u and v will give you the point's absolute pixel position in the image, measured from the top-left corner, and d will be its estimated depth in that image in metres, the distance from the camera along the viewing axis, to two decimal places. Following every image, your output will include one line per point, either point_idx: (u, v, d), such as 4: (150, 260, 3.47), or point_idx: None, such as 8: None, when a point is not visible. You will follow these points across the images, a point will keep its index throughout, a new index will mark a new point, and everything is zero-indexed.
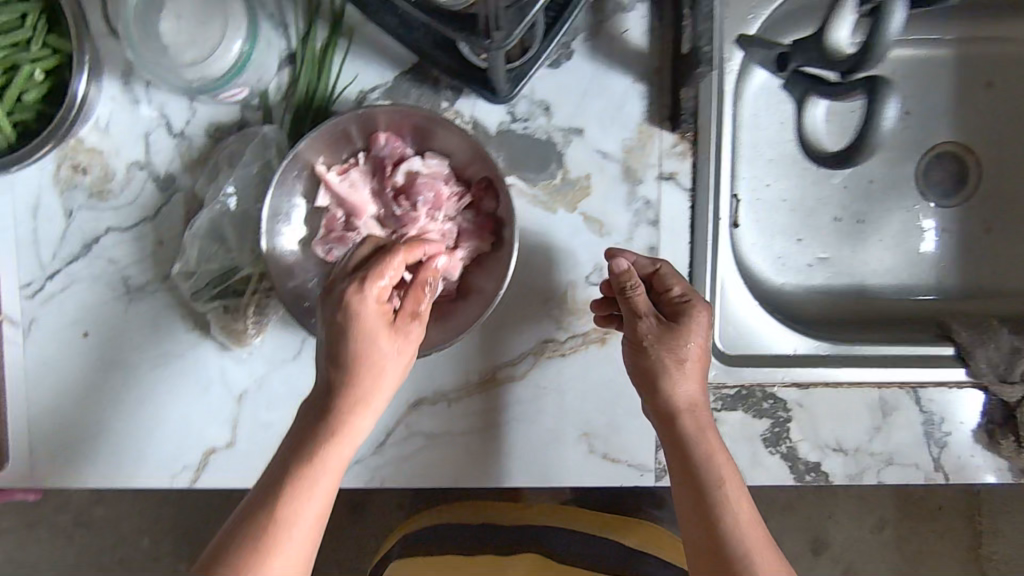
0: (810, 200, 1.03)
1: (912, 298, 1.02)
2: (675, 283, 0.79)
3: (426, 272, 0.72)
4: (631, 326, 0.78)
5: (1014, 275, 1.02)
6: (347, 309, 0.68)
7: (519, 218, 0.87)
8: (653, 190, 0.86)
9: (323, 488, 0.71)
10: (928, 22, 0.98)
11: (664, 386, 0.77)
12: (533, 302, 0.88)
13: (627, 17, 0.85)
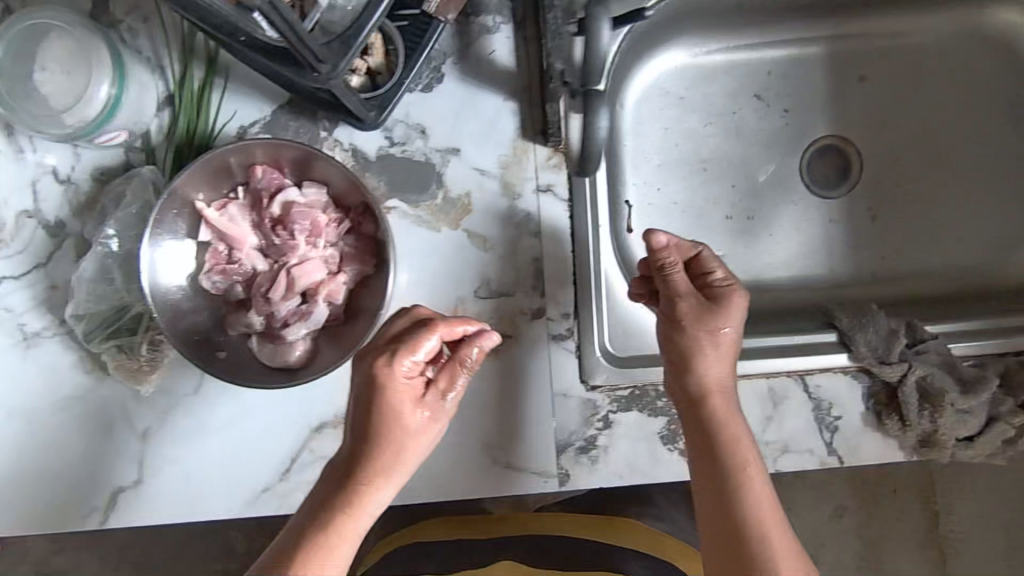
0: (701, 200, 1.04)
1: (809, 289, 1.03)
2: (716, 267, 0.82)
3: (461, 351, 0.74)
4: (668, 303, 0.81)
5: (911, 259, 1.04)
6: (377, 378, 0.71)
7: (403, 239, 0.89)
8: (532, 203, 0.89)
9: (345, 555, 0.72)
10: (792, 24, 1.03)
11: (692, 367, 0.80)
12: None
13: (492, 39, 0.88)
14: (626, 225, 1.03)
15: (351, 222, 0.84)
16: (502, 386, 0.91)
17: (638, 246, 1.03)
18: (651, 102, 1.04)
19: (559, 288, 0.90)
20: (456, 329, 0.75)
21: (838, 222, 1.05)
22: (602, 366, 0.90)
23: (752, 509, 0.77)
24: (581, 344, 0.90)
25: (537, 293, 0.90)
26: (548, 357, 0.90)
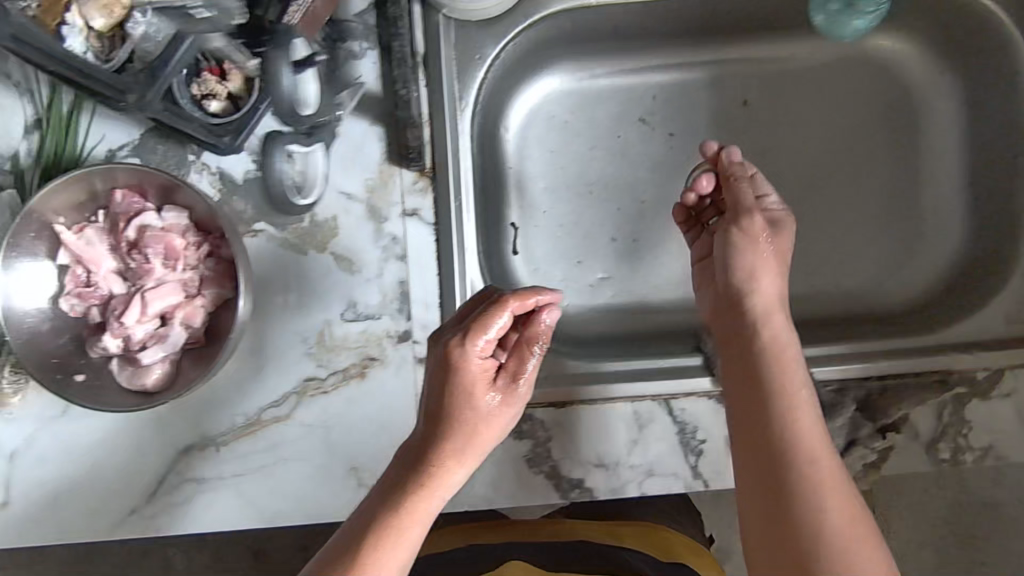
0: (586, 222, 1.05)
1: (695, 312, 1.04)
2: (769, 191, 0.91)
3: (533, 328, 0.78)
4: (733, 213, 0.88)
5: (802, 283, 1.03)
6: (452, 359, 0.74)
7: (269, 263, 0.89)
8: (398, 227, 0.89)
9: (410, 538, 0.73)
10: (675, 49, 1.04)
11: (751, 277, 0.84)
12: (292, 341, 0.90)
13: (358, 65, 0.89)
14: (512, 246, 1.03)
15: (210, 245, 0.84)
16: (370, 408, 0.91)
17: (525, 268, 1.03)
18: (537, 126, 1.04)
19: (426, 311, 0.90)
20: (527, 303, 0.77)
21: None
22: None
23: (815, 468, 0.75)
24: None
25: (404, 315, 0.90)
26: (415, 379, 0.91)
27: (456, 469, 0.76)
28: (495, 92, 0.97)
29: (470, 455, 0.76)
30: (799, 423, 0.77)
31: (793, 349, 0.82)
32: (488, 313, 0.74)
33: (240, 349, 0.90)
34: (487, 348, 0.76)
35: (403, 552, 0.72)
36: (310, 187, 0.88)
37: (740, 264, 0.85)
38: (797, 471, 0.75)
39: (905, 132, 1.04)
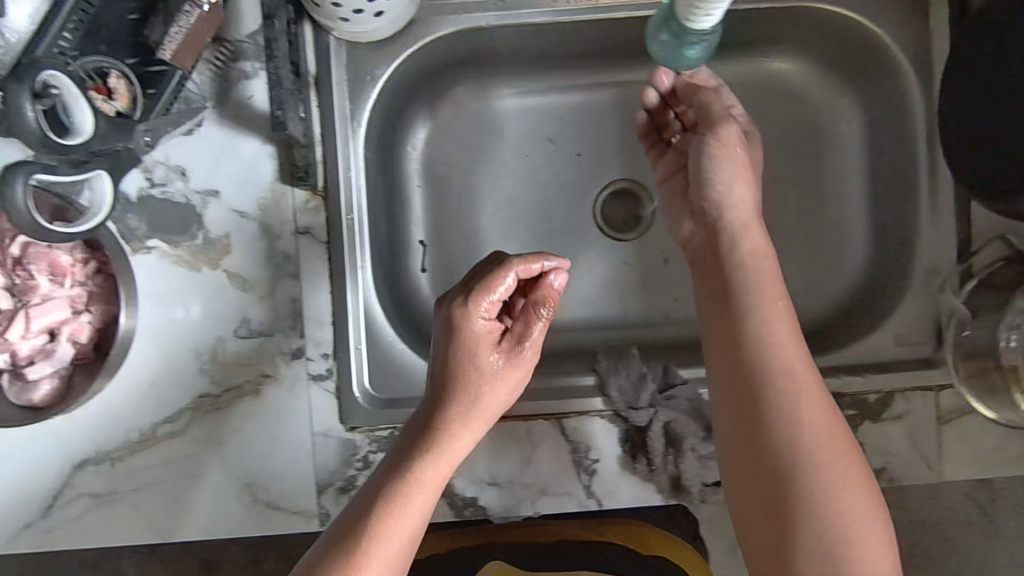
0: (492, 241, 1.06)
1: (601, 331, 1.04)
2: (734, 102, 0.94)
3: (540, 297, 0.83)
4: (705, 124, 0.91)
5: None
6: (459, 322, 0.78)
7: (161, 279, 0.90)
8: (290, 245, 0.90)
9: (416, 509, 0.74)
10: (582, 69, 1.04)
11: (721, 187, 0.88)
12: (185, 357, 0.90)
13: (248, 84, 0.89)
14: (419, 265, 1.04)
15: (98, 263, 0.85)
16: (263, 426, 0.91)
17: (432, 287, 1.04)
18: (445, 144, 1.05)
19: (319, 328, 0.91)
20: (533, 267, 0.82)
21: (631, 265, 1.06)
22: (361, 406, 0.92)
23: (797, 387, 0.76)
24: (339, 385, 0.91)
25: (296, 333, 0.91)
26: (308, 397, 0.91)
27: (460, 433, 0.78)
28: (396, 111, 0.99)
29: (476, 418, 0.79)
30: (777, 353, 0.77)
31: (770, 270, 0.83)
32: (493, 276, 0.79)
33: (131, 365, 0.90)
34: (491, 309, 0.80)
35: (420, 505, 0.74)
36: (98, 207, 0.77)
37: (717, 181, 0.88)
38: (783, 399, 0.75)
39: (812, 151, 1.03)
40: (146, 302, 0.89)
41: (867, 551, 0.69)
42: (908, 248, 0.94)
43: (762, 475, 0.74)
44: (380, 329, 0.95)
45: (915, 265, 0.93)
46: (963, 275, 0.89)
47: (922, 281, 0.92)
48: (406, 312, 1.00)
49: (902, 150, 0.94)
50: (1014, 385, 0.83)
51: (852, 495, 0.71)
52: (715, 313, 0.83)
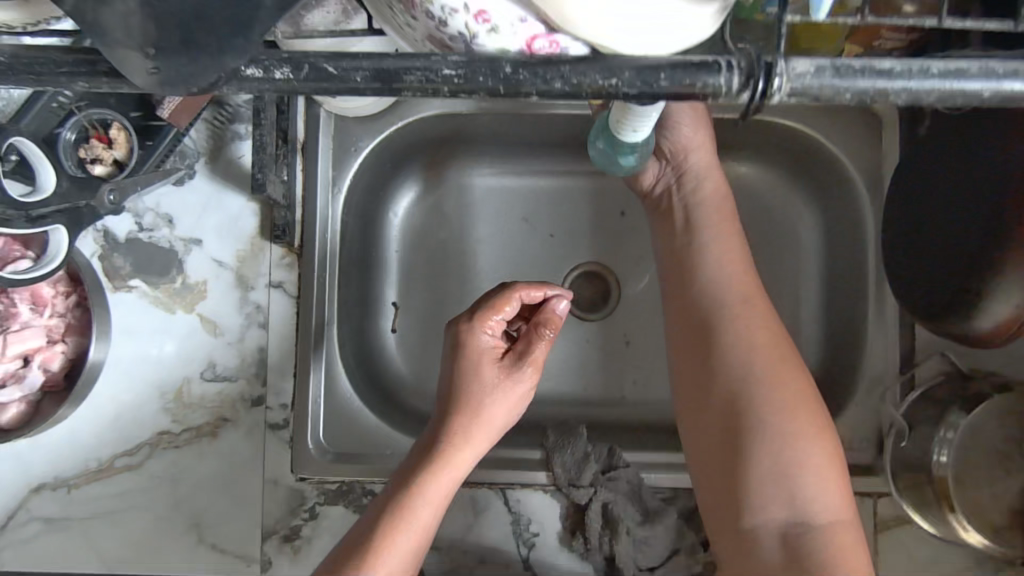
0: (458, 305, 1.09)
1: (557, 406, 1.07)
2: None
3: (541, 317, 0.85)
4: None
5: (658, 388, 1.08)
6: (466, 335, 0.83)
7: (137, 318, 0.95)
8: (263, 297, 0.95)
9: (422, 519, 0.77)
10: (559, 157, 1.10)
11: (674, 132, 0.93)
12: (151, 394, 0.94)
13: (240, 145, 0.96)
14: (390, 324, 1.07)
15: (78, 296, 0.90)
16: (218, 467, 0.94)
17: (399, 348, 1.07)
18: (425, 213, 1.11)
19: (281, 378, 0.95)
20: (535, 293, 0.87)
21: (593, 345, 1.10)
22: (312, 457, 0.94)
23: (741, 314, 0.83)
24: (295, 435, 0.94)
25: (259, 381, 0.95)
26: (265, 444, 0.94)
27: (465, 447, 0.81)
28: (379, 179, 1.05)
29: (481, 430, 0.82)
30: (728, 308, 0.84)
31: (726, 207, 0.92)
32: (496, 298, 0.84)
33: (100, 397, 0.94)
34: (496, 327, 0.85)
35: (427, 518, 0.77)
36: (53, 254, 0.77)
37: (679, 125, 0.92)
38: (730, 330, 0.83)
39: (776, 252, 1.06)
40: (121, 337, 0.95)
41: (816, 491, 0.75)
42: (855, 356, 0.97)
43: (714, 404, 0.81)
44: (340, 384, 0.97)
45: (861, 373, 0.95)
46: (904, 387, 0.92)
47: (865, 389, 0.95)
48: (370, 370, 1.03)
49: (856, 262, 0.99)
50: (943, 505, 0.84)
51: (806, 432, 0.77)
52: (673, 246, 0.92)
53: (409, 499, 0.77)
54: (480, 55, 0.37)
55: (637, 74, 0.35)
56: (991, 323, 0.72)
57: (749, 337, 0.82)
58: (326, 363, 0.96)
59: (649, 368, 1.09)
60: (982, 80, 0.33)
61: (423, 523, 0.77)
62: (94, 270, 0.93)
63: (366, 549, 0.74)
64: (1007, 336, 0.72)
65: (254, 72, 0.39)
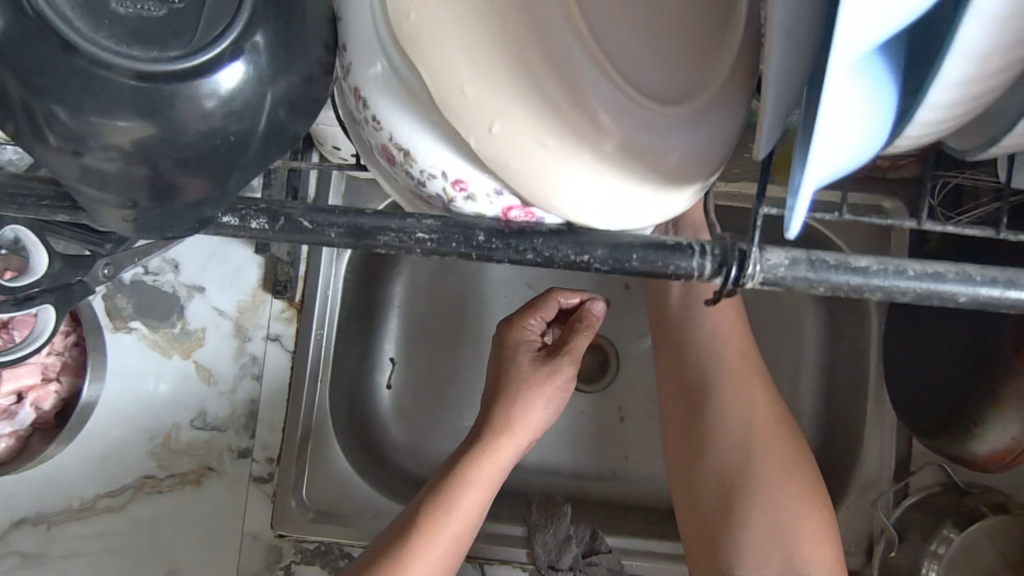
0: (456, 367, 1.05)
1: (546, 479, 1.03)
2: None
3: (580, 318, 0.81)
4: None
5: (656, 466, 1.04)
6: (505, 334, 0.80)
7: (134, 359, 0.95)
8: (259, 348, 0.96)
9: (462, 519, 0.71)
10: None
11: None
12: (140, 436, 0.94)
13: None
14: (386, 380, 1.04)
15: (77, 336, 0.90)
16: (199, 514, 0.93)
17: (392, 406, 1.04)
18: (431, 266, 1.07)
19: (269, 430, 0.95)
20: (571, 300, 0.84)
21: (586, 419, 1.04)
22: (293, 515, 0.92)
23: (743, 368, 0.80)
24: (278, 490, 0.93)
25: (247, 432, 0.95)
26: (249, 495, 0.94)
27: (503, 444, 0.75)
28: None
29: (520, 425, 0.76)
30: (724, 359, 0.81)
31: None
32: (537, 297, 0.82)
33: (89, 436, 0.93)
34: (536, 326, 0.81)
35: (468, 516, 0.72)
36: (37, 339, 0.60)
37: None
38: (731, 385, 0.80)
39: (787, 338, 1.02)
40: (114, 377, 0.94)
41: (817, 559, 0.72)
42: (851, 461, 0.92)
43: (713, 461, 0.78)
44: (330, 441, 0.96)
45: (853, 476, 0.91)
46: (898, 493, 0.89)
47: (857, 492, 0.90)
48: (360, 429, 1.01)
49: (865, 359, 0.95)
50: None
51: (806, 498, 0.74)
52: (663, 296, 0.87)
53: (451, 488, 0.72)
54: (456, 217, 0.32)
55: (613, 251, 0.31)
56: (987, 450, 0.69)
57: (750, 393, 0.79)
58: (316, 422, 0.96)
59: (637, 447, 1.04)
60: (957, 284, 0.31)
61: (467, 516, 0.72)
62: (94, 310, 0.93)
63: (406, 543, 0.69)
64: (1004, 465, 0.68)
65: (229, 222, 0.32)
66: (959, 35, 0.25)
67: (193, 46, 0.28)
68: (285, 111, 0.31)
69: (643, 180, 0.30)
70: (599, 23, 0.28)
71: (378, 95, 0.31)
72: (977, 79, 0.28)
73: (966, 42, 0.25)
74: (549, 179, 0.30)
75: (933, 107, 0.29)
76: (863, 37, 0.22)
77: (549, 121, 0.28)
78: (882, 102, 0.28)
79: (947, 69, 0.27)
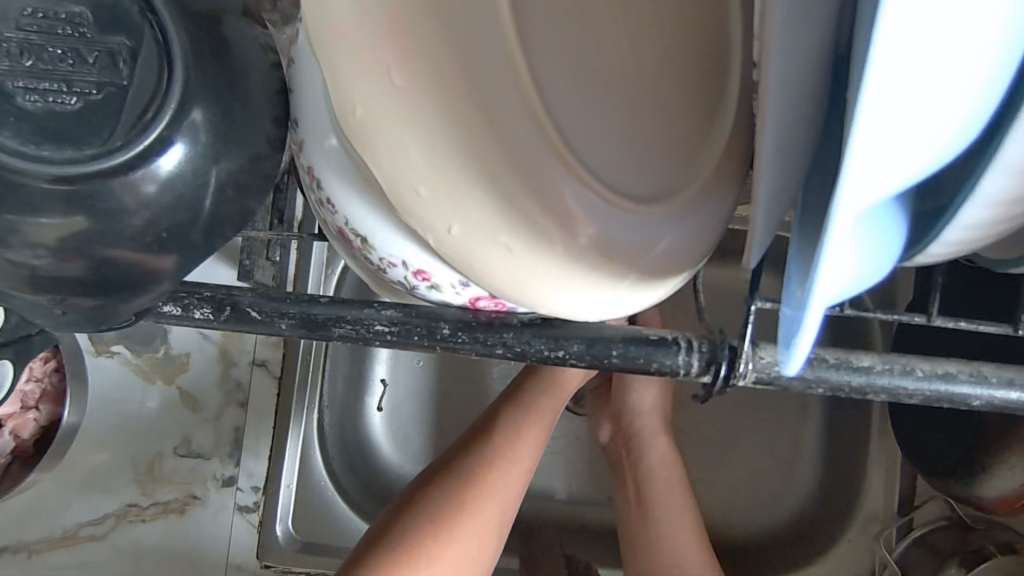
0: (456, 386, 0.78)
1: (564, 500, 0.77)
2: None
3: None
4: None
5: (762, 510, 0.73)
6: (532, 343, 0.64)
7: (101, 382, 0.72)
8: (245, 373, 0.74)
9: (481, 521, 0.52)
10: None
11: None
12: (114, 461, 0.72)
13: None
14: (376, 401, 0.77)
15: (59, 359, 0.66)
16: (184, 553, 0.72)
17: (388, 432, 0.77)
18: None
19: (255, 458, 0.73)
20: None
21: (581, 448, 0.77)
22: (278, 545, 0.72)
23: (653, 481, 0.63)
24: (263, 518, 0.72)
25: (233, 459, 0.73)
26: (232, 530, 0.72)
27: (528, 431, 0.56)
28: None
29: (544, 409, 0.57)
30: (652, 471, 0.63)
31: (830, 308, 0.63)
32: None
33: (69, 460, 0.71)
34: None
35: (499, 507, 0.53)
36: None
37: None
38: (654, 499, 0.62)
39: None
40: (97, 404, 0.72)
41: None
42: (853, 493, 0.71)
43: None
44: (314, 465, 0.73)
45: (854, 508, 0.70)
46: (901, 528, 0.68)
47: (858, 523, 0.69)
48: (350, 462, 0.76)
49: None
50: None
51: None
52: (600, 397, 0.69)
53: (485, 460, 0.54)
54: (420, 306, 0.29)
55: (591, 346, 0.28)
56: (996, 495, 0.58)
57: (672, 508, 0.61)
58: (303, 446, 0.73)
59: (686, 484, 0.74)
60: (971, 385, 0.28)
61: (504, 502, 0.53)
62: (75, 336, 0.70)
63: (422, 529, 0.50)
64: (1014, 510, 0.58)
65: (171, 311, 0.29)
66: (981, 183, 0.20)
67: (110, 145, 0.25)
68: (234, 192, 0.28)
69: (624, 277, 0.26)
70: (560, 108, 0.24)
71: (329, 175, 0.28)
72: (997, 222, 0.23)
73: (990, 189, 0.20)
74: (533, 287, 0.25)
75: (946, 244, 0.23)
76: (870, 172, 0.16)
77: (507, 220, 0.24)
78: (886, 233, 0.22)
79: (966, 212, 0.21)
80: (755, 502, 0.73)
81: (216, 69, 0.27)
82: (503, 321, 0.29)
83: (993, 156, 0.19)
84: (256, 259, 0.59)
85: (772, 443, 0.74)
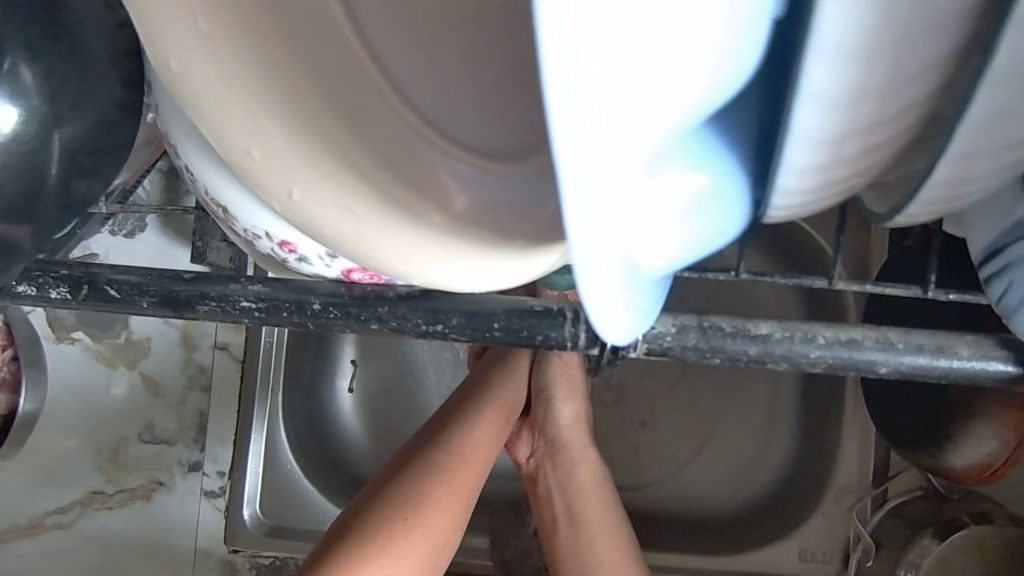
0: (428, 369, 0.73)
1: None
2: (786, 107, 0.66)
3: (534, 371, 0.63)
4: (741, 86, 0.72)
5: (740, 482, 0.71)
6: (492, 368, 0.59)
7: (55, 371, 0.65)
8: (208, 359, 0.69)
9: (440, 530, 0.50)
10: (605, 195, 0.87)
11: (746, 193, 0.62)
12: (74, 449, 0.66)
13: None
14: (347, 382, 0.73)
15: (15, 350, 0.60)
16: (152, 540, 0.67)
17: (358, 414, 0.73)
18: None
19: (220, 443, 0.69)
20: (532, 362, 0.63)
21: None
22: (247, 531, 0.68)
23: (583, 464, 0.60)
24: (229, 503, 0.69)
25: (199, 444, 0.69)
26: (199, 516, 0.69)
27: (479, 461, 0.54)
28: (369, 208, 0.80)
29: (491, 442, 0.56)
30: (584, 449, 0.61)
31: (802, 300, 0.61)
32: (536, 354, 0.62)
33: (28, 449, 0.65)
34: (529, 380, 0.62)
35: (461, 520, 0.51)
36: None
37: None
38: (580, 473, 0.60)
39: None
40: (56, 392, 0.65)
41: None
42: (826, 464, 0.68)
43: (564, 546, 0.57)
44: (279, 449, 0.70)
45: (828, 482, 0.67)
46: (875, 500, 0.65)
47: (831, 497, 0.66)
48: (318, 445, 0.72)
49: None
50: None
51: None
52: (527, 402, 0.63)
53: (473, 432, 0.55)
54: (292, 280, 0.28)
55: (470, 319, 0.26)
56: (963, 463, 0.53)
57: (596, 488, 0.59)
58: (267, 428, 0.70)
59: (658, 458, 0.72)
60: (877, 352, 0.26)
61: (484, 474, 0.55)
62: (30, 320, 0.63)
63: (424, 483, 0.50)
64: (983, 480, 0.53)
65: (26, 290, 0.27)
66: (795, 118, 0.19)
67: None
68: (84, 161, 0.27)
69: (507, 244, 0.23)
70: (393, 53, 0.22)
71: (184, 140, 0.26)
72: (840, 167, 0.22)
73: (805, 127, 0.19)
74: (400, 255, 0.23)
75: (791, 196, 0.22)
76: (606, 143, 0.15)
77: (349, 182, 0.22)
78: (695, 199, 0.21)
79: (790, 155, 0.20)
80: (730, 478, 0.71)
81: (53, 38, 0.26)
82: (378, 293, 0.27)
83: (799, 87, 0.18)
84: (209, 241, 0.54)
85: (750, 418, 0.71)
